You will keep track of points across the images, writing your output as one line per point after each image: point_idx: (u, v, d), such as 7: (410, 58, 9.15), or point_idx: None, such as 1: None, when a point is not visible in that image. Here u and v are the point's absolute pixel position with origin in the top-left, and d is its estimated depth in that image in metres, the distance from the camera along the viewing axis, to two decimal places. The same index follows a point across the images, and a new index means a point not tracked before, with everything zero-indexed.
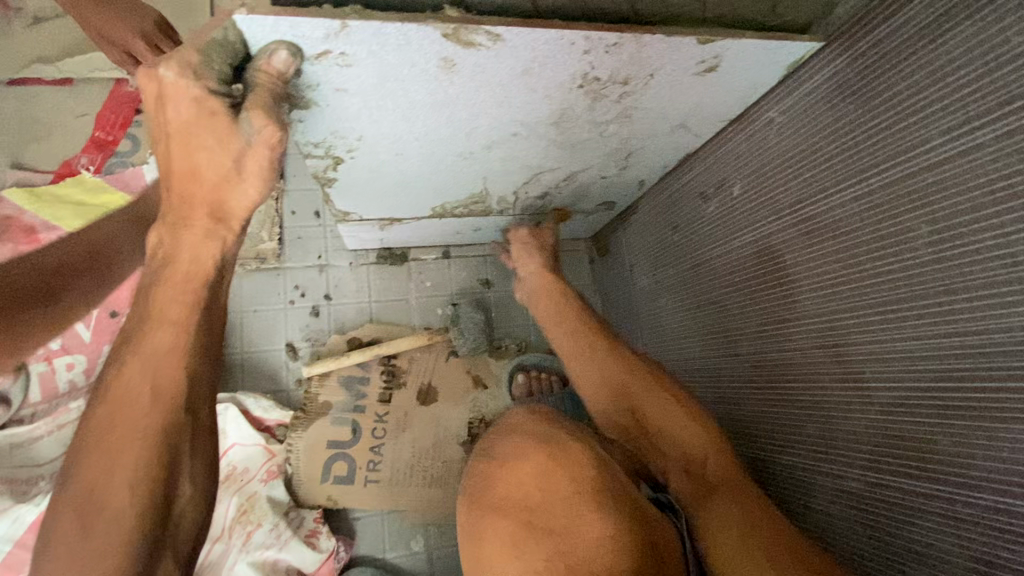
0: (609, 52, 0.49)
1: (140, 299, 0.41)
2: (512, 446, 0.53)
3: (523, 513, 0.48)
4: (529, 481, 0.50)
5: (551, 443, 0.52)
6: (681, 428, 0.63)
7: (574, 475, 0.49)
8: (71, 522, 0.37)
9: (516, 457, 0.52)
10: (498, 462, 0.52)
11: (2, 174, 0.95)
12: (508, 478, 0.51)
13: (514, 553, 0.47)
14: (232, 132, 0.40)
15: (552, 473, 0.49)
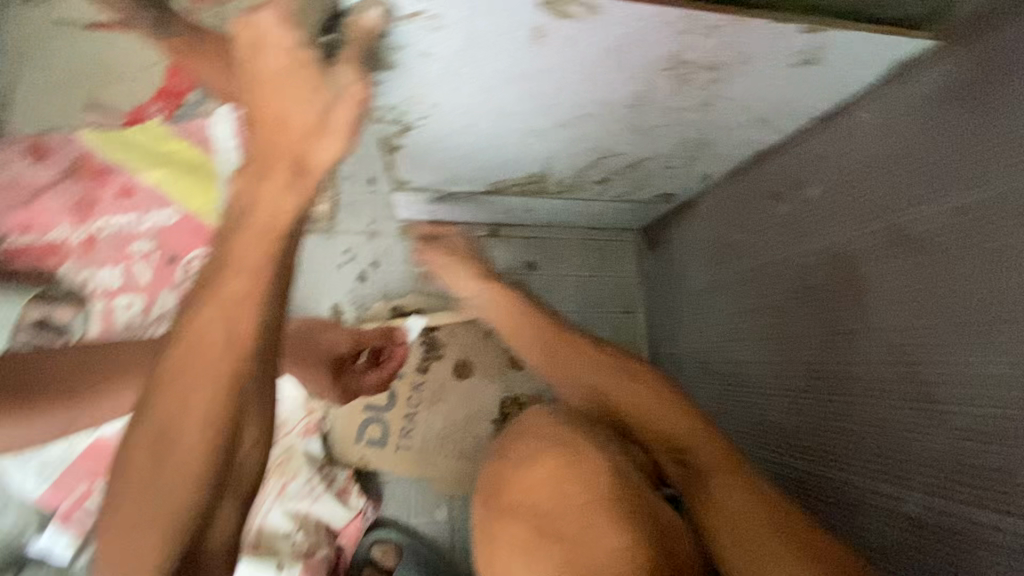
0: (706, 34, 0.47)
1: (221, 245, 0.42)
2: (527, 449, 0.56)
3: (532, 520, 0.52)
4: (540, 491, 0.53)
5: (566, 452, 0.54)
6: (674, 424, 0.63)
7: (587, 482, 0.52)
8: (145, 453, 0.38)
9: (535, 459, 0.55)
10: (513, 461, 0.57)
11: (78, 116, 0.99)
12: (523, 480, 0.54)
13: (526, 560, 0.51)
14: (323, 84, 0.40)
15: (568, 480, 0.52)
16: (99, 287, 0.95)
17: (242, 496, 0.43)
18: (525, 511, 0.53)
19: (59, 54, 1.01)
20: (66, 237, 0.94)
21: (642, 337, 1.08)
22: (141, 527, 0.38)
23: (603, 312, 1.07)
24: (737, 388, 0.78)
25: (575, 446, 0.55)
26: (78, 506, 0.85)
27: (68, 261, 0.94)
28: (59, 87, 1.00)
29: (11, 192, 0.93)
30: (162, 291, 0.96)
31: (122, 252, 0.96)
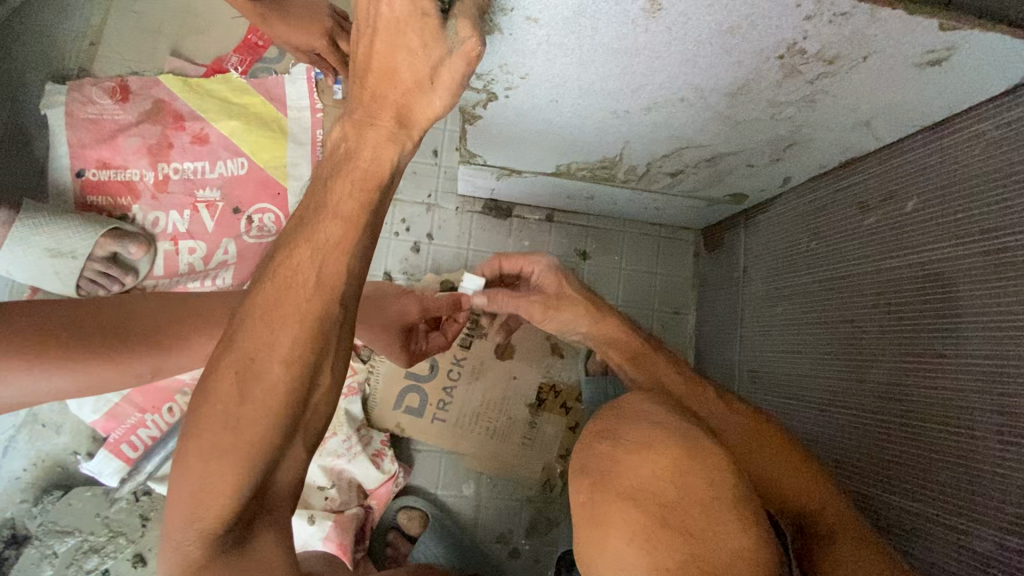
0: (832, 22, 0.44)
1: (319, 189, 0.42)
2: (639, 431, 0.43)
3: (654, 507, 0.38)
4: (662, 476, 0.39)
5: (688, 438, 0.42)
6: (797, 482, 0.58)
7: (716, 478, 0.39)
8: (230, 383, 0.39)
9: (648, 445, 0.41)
10: (623, 446, 0.42)
11: (161, 60, 1.01)
12: (635, 468, 0.40)
13: (635, 552, 0.38)
14: (437, 37, 0.40)
15: (689, 469, 0.39)
16: (166, 229, 0.97)
17: (310, 438, 0.44)
18: (630, 495, 0.39)
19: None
20: (141, 177, 0.97)
21: (688, 340, 1.05)
22: (219, 453, 0.38)
23: (651, 310, 1.05)
24: (793, 402, 0.76)
25: (696, 437, 0.42)
26: (128, 437, 0.87)
27: (140, 200, 0.97)
28: (146, 30, 1.02)
29: (94, 128, 0.96)
30: (225, 239, 0.98)
31: (191, 196, 0.98)
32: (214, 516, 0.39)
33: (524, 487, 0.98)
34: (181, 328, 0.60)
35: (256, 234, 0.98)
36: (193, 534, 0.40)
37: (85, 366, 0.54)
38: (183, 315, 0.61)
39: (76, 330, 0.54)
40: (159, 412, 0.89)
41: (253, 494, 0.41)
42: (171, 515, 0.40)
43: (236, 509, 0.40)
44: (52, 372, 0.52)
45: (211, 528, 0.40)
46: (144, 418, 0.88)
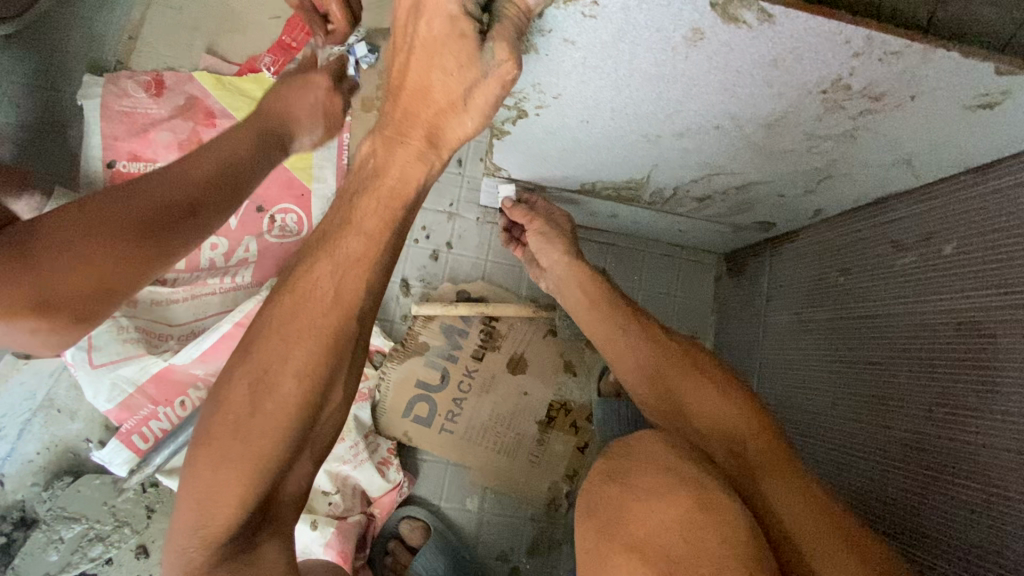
0: (882, 60, 0.43)
1: (344, 203, 0.42)
2: (650, 478, 0.42)
3: (662, 564, 0.37)
4: (670, 530, 0.38)
5: (701, 491, 0.40)
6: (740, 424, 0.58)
7: (728, 534, 0.38)
8: (242, 397, 0.38)
9: (657, 493, 0.40)
10: (632, 492, 0.41)
11: (196, 57, 1.03)
12: (646, 521, 0.39)
13: None
14: (473, 58, 0.39)
15: (700, 524, 0.38)
16: None
17: (318, 453, 0.43)
18: (637, 547, 0.39)
19: None
20: None
21: None
22: (227, 466, 0.38)
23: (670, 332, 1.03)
24: (813, 439, 0.74)
25: (705, 485, 0.41)
26: (140, 427, 0.88)
27: None
28: (183, 27, 1.04)
29: (127, 120, 0.98)
30: (246, 237, 0.97)
31: None
32: (219, 527, 0.39)
33: (528, 505, 0.97)
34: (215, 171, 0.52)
35: (278, 234, 0.99)
36: (197, 544, 0.39)
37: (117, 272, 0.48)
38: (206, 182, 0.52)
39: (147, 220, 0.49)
40: (171, 406, 0.90)
41: (259, 507, 0.41)
42: (176, 522, 0.40)
43: (240, 521, 0.39)
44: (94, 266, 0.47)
45: (215, 539, 0.39)
46: (156, 410, 0.89)
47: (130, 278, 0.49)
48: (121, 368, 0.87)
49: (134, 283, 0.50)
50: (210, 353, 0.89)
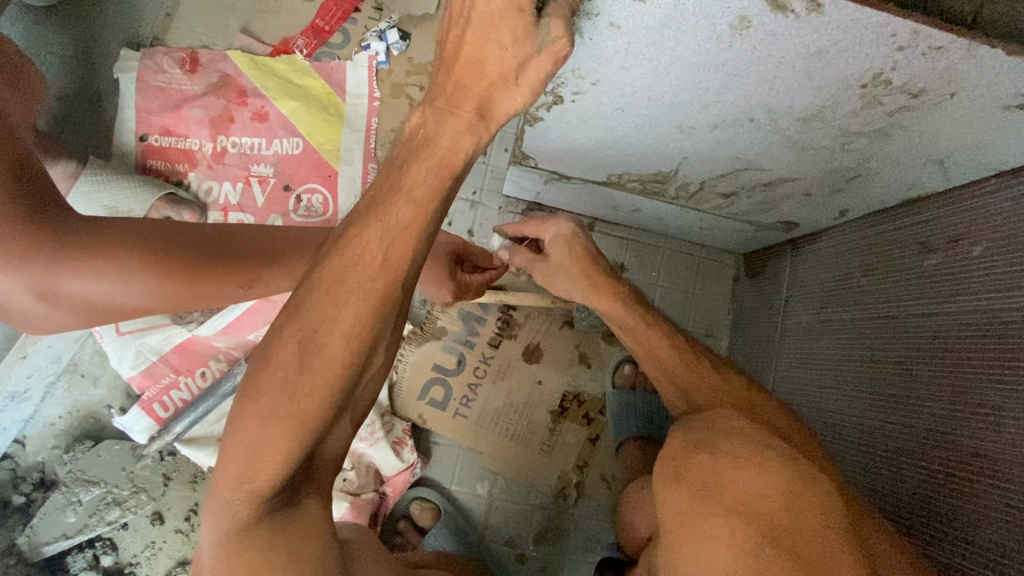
0: (926, 55, 0.44)
1: (393, 172, 0.43)
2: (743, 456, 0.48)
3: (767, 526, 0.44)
4: (769, 495, 0.45)
5: (794, 471, 0.47)
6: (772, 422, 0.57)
7: (821, 501, 0.45)
8: (290, 353, 0.39)
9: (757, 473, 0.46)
10: (730, 464, 0.48)
11: (231, 37, 1.04)
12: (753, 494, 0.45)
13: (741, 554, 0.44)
14: (528, 32, 0.40)
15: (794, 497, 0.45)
16: (218, 200, 1.00)
17: (357, 415, 0.44)
18: (737, 509, 0.45)
19: None
20: (200, 146, 1.00)
21: None
22: (273, 419, 0.39)
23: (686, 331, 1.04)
24: (830, 439, 0.74)
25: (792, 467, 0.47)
26: (161, 396, 0.90)
27: (197, 168, 1.00)
28: (219, 6, 1.05)
29: (162, 95, 0.99)
30: (272, 216, 0.99)
31: (245, 170, 1.00)
32: (262, 481, 0.40)
33: (538, 493, 0.98)
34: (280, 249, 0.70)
35: (304, 214, 1.00)
36: (240, 496, 0.40)
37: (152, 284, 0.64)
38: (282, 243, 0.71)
39: (215, 265, 0.67)
40: (193, 376, 0.91)
41: (300, 464, 0.41)
42: (219, 475, 0.41)
43: (282, 476, 0.40)
44: (138, 276, 0.63)
45: (256, 493, 0.40)
46: (178, 380, 0.90)
47: (161, 296, 0.65)
48: (146, 337, 0.89)
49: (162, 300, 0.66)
50: (233, 326, 0.90)
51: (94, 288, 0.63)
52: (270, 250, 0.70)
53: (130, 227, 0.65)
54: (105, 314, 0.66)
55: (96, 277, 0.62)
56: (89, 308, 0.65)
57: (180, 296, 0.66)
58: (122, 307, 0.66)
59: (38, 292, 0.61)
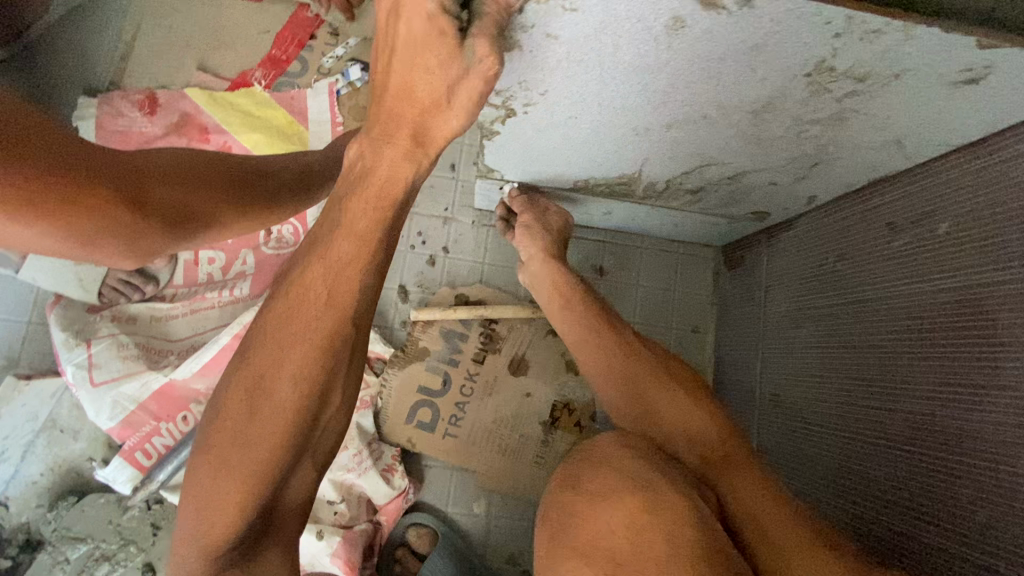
0: (864, 40, 0.43)
1: (334, 207, 0.42)
2: (601, 483, 0.48)
3: (609, 563, 0.44)
4: (620, 532, 0.45)
5: (647, 497, 0.47)
6: (691, 420, 0.64)
7: (672, 536, 0.44)
8: (240, 403, 0.38)
9: (607, 499, 0.47)
10: (584, 497, 0.48)
11: (188, 74, 1.04)
12: (598, 522, 0.46)
13: None
14: (454, 57, 0.40)
15: (645, 526, 0.45)
16: None
17: (319, 458, 0.43)
18: (583, 551, 0.45)
19: (178, 14, 1.06)
20: None
21: (706, 360, 1.02)
22: (227, 471, 0.38)
23: (670, 330, 1.03)
24: (818, 428, 0.73)
25: (654, 485, 0.48)
26: (143, 444, 0.88)
27: None
28: (174, 45, 1.05)
29: (123, 139, 0.97)
30: (243, 250, 0.97)
31: None
32: (221, 535, 0.39)
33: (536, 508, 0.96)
34: (284, 195, 0.66)
35: (275, 245, 0.97)
36: (197, 552, 0.39)
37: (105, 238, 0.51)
38: (282, 192, 0.65)
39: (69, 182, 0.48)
40: (173, 421, 0.89)
41: (260, 514, 0.40)
42: (179, 531, 0.40)
43: (242, 528, 0.39)
44: (90, 244, 0.51)
45: (216, 549, 0.39)
46: (159, 426, 0.88)
47: (106, 233, 0.51)
48: (122, 385, 0.87)
49: (104, 236, 0.51)
50: (210, 367, 0.89)
51: (66, 169, 0.48)
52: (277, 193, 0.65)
53: (104, 162, 0.51)
54: (56, 246, 0.51)
55: (109, 249, 0.53)
56: (149, 203, 0.52)
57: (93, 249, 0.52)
58: (120, 219, 0.51)
59: (59, 243, 0.51)
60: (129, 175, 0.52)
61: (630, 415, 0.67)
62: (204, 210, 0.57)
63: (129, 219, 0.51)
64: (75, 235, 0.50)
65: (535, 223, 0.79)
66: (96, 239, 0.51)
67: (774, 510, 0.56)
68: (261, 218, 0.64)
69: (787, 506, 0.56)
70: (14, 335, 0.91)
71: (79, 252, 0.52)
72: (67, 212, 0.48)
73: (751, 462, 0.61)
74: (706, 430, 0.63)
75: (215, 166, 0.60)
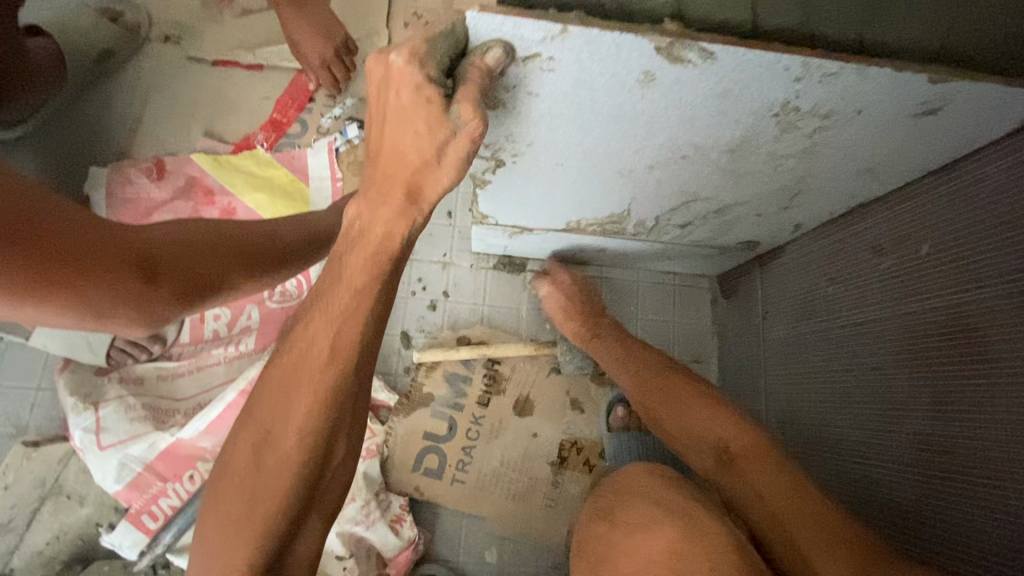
0: (822, 82, 0.46)
1: (334, 263, 0.45)
2: (638, 516, 0.54)
3: None
4: (660, 560, 0.49)
5: (684, 526, 0.51)
6: (703, 420, 0.67)
7: (714, 558, 0.48)
8: (247, 457, 0.39)
9: (645, 530, 0.52)
10: (622, 530, 0.54)
11: (194, 140, 1.09)
12: (637, 553, 0.51)
13: None
14: (441, 120, 0.43)
15: (685, 551, 0.49)
16: None
17: (327, 511, 0.43)
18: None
19: (183, 85, 1.12)
20: None
21: None
22: (235, 525, 0.39)
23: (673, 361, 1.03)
24: (826, 452, 0.73)
25: (690, 512, 0.52)
26: (149, 506, 0.87)
27: None
28: (179, 114, 1.11)
29: (130, 205, 1.01)
30: (249, 305, 0.98)
31: None
32: None
33: (549, 553, 0.94)
34: (287, 256, 0.68)
35: (279, 299, 0.99)
36: None
37: (114, 306, 0.54)
38: (286, 254, 0.68)
39: (82, 258, 0.50)
40: (180, 481, 0.88)
41: (268, 570, 0.40)
42: None
43: None
44: (101, 311, 0.54)
45: None
46: (166, 487, 0.88)
47: (116, 301, 0.53)
48: (129, 447, 0.87)
49: (114, 304, 0.54)
50: (217, 425, 0.89)
51: (78, 245, 0.50)
52: (280, 255, 0.67)
53: (115, 234, 0.53)
54: (70, 315, 0.53)
55: (119, 315, 0.55)
56: (156, 271, 0.55)
57: (104, 316, 0.55)
58: (129, 289, 0.53)
59: (72, 312, 0.53)
60: (139, 247, 0.54)
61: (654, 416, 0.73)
62: (211, 274, 0.60)
63: (138, 287, 0.54)
64: (87, 305, 0.52)
65: None
66: (107, 306, 0.54)
67: (808, 510, 0.57)
68: (265, 279, 0.67)
69: (811, 497, 0.58)
70: (24, 401, 0.92)
71: (90, 320, 0.55)
72: (80, 286, 0.51)
73: (776, 455, 0.61)
74: (722, 425, 0.66)
75: (223, 233, 0.63)
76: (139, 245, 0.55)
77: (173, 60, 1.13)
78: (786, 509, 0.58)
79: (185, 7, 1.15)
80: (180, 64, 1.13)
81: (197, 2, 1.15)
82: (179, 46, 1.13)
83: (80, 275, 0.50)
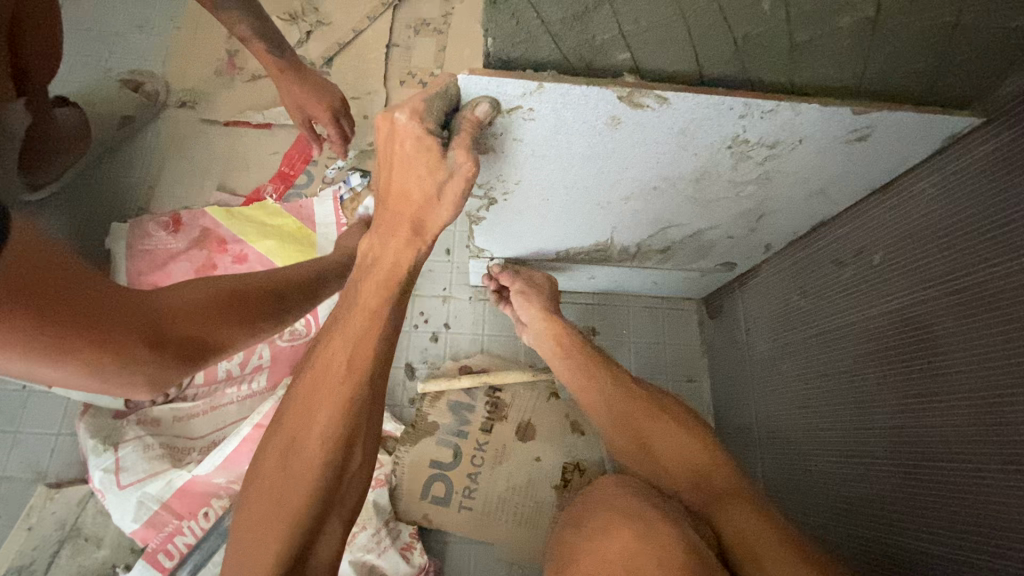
0: (763, 118, 0.54)
1: (351, 292, 0.51)
2: (599, 520, 0.59)
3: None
4: (615, 560, 0.53)
5: (639, 530, 0.55)
6: (689, 454, 0.70)
7: (663, 558, 0.51)
8: (275, 462, 0.45)
9: (604, 534, 0.56)
10: (586, 535, 0.58)
11: (208, 195, 1.18)
12: (598, 551, 0.55)
13: None
14: (439, 164, 0.50)
15: (637, 550, 0.53)
16: None
17: (345, 514, 0.48)
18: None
19: (198, 144, 1.22)
20: None
21: (706, 407, 1.06)
22: (265, 524, 0.43)
23: (666, 381, 1.07)
24: (813, 456, 0.77)
25: (645, 517, 0.57)
26: (166, 544, 0.89)
27: None
28: (194, 171, 1.19)
29: (149, 256, 1.08)
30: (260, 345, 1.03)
31: None
32: None
33: None
34: (285, 312, 0.74)
35: (289, 338, 1.04)
36: None
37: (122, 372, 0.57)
38: (285, 308, 0.75)
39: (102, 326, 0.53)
40: (196, 518, 0.91)
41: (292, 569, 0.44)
42: None
43: None
44: (109, 376, 0.57)
45: None
46: (182, 524, 0.90)
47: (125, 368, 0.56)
48: (147, 485, 0.90)
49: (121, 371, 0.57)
50: (231, 460, 0.93)
51: (99, 313, 0.53)
52: (280, 311, 0.74)
53: (130, 303, 0.57)
54: (75, 380, 0.56)
55: (124, 378, 0.58)
56: (166, 338, 0.58)
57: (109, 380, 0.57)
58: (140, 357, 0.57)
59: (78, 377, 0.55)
60: (152, 315, 0.58)
61: (631, 452, 0.75)
62: (216, 334, 0.65)
63: (147, 356, 0.57)
64: (97, 370, 0.55)
65: (529, 290, 0.87)
66: (114, 373, 0.56)
67: (776, 535, 0.59)
68: (265, 333, 0.73)
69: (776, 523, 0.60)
70: (46, 447, 0.96)
71: (95, 384, 0.57)
72: (93, 355, 0.54)
73: (746, 492, 0.64)
74: (705, 459, 0.69)
75: (229, 289, 0.69)
76: (151, 313, 0.58)
77: (189, 122, 1.23)
78: (755, 535, 0.60)
79: (201, 76, 1.26)
80: (195, 126, 1.23)
81: (211, 71, 1.26)
82: (194, 110, 1.24)
83: (96, 345, 0.53)
